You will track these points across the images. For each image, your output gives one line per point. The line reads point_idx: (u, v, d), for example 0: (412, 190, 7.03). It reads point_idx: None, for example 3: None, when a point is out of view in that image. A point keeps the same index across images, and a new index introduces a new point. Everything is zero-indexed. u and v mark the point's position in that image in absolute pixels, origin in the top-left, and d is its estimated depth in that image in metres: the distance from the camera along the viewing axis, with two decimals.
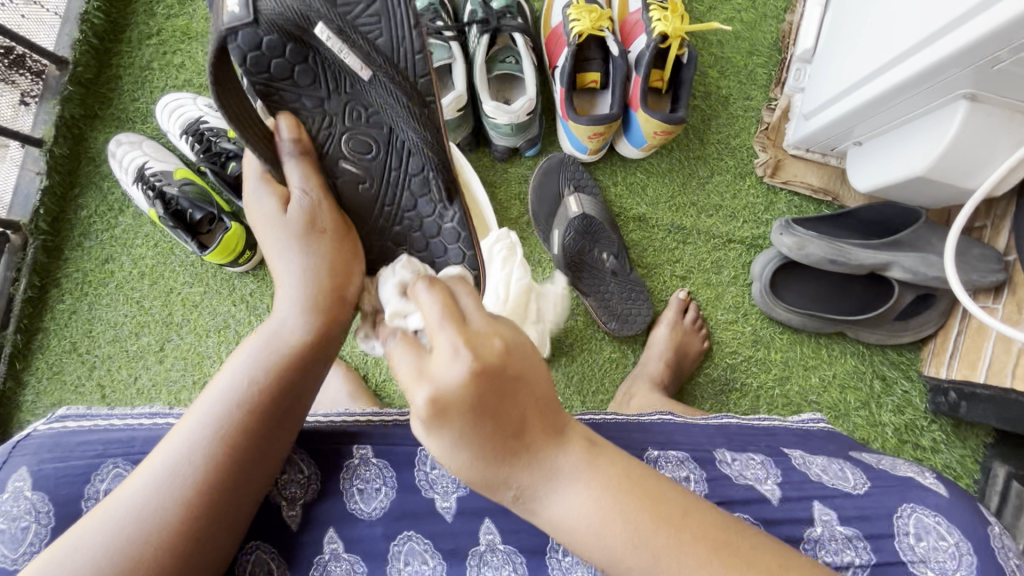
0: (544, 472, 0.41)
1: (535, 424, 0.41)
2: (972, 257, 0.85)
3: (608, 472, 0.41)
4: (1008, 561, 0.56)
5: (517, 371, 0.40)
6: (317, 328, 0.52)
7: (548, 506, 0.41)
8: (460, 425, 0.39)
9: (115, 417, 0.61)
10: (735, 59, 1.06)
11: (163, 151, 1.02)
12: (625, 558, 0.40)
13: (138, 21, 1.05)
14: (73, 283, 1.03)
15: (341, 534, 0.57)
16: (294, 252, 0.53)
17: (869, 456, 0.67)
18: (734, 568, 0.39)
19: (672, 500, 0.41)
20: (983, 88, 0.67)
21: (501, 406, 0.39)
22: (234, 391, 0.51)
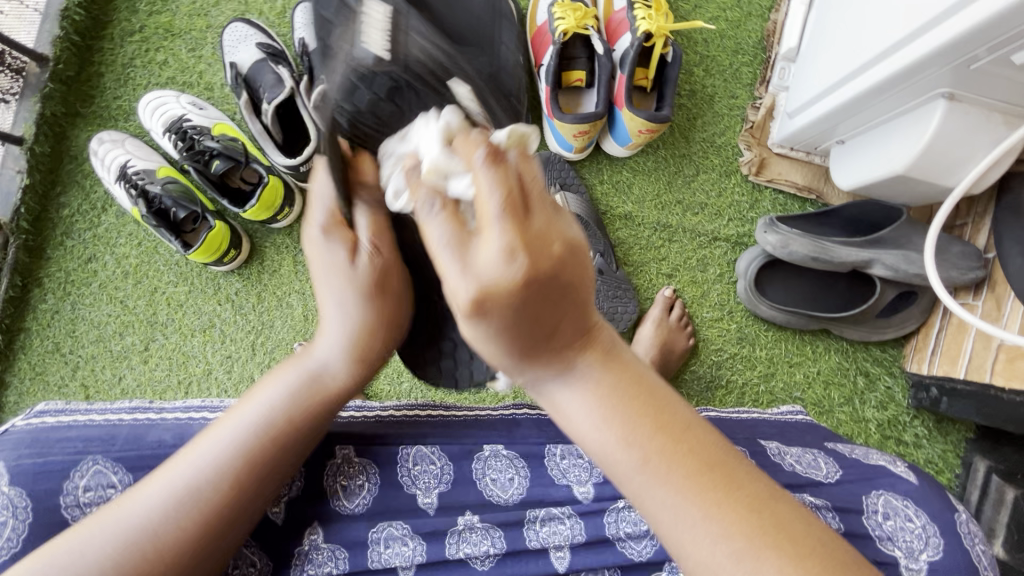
0: (564, 375, 0.41)
1: (565, 325, 0.40)
2: (953, 255, 0.86)
3: (620, 378, 0.41)
4: (974, 546, 0.58)
5: (566, 278, 0.37)
6: (353, 374, 0.54)
7: (554, 399, 0.41)
8: (496, 320, 0.37)
9: (95, 412, 0.60)
10: (720, 58, 1.06)
11: (145, 149, 1.01)
12: (620, 455, 0.40)
13: (120, 18, 1.04)
14: (55, 282, 1.02)
15: (324, 528, 0.57)
16: (350, 300, 0.50)
17: (841, 446, 0.68)
18: (723, 489, 0.39)
19: (678, 413, 0.41)
20: (960, 87, 0.68)
21: (540, 311, 0.37)
22: (263, 420, 0.52)
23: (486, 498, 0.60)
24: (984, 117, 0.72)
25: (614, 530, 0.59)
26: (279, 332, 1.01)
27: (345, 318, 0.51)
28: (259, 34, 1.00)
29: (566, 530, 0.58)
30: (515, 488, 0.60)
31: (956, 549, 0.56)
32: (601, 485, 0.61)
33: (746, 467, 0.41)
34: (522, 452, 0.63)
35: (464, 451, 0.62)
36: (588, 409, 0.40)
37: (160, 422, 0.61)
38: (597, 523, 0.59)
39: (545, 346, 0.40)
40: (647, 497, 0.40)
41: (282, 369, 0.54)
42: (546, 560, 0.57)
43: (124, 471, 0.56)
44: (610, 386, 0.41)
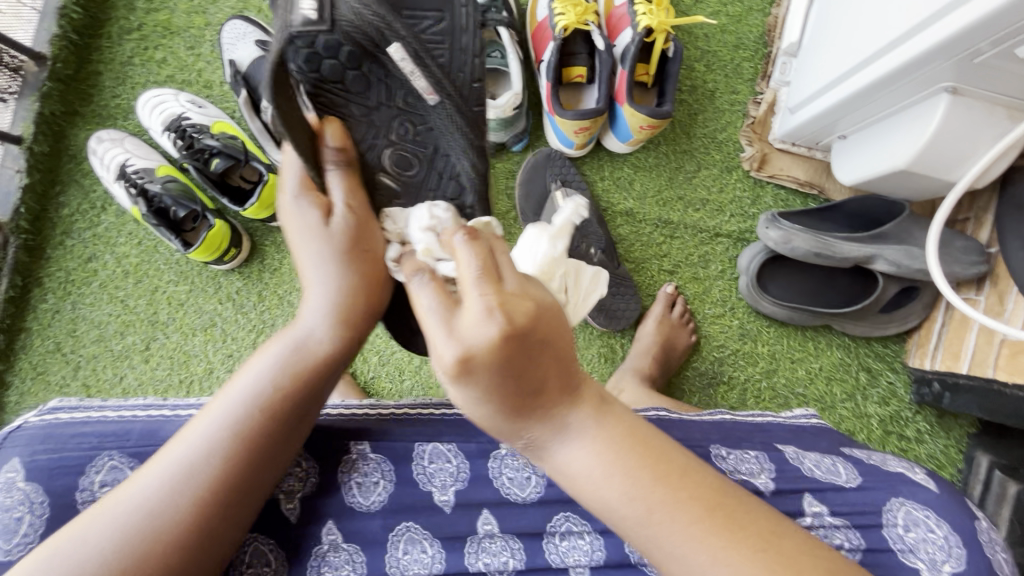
0: (562, 434, 0.41)
1: (554, 382, 0.40)
2: (956, 249, 0.86)
3: (613, 431, 0.41)
4: (997, 557, 0.57)
5: (544, 332, 0.39)
6: (340, 337, 0.54)
7: (554, 456, 0.41)
8: (485, 379, 0.38)
9: (109, 408, 0.59)
10: (721, 53, 1.06)
11: (145, 148, 1.00)
12: (621, 509, 0.40)
13: (119, 16, 1.03)
14: (56, 282, 1.02)
15: (340, 526, 0.57)
16: (329, 261, 0.54)
17: (858, 452, 0.67)
18: (728, 532, 0.39)
19: (673, 459, 0.41)
20: (964, 81, 0.68)
21: (527, 368, 0.39)
22: (251, 395, 0.51)
23: (503, 496, 0.59)
24: (988, 112, 0.71)
25: (634, 552, 0.58)
26: (281, 330, 1.01)
27: (327, 282, 0.53)
28: (258, 32, 0.99)
29: (585, 543, 0.58)
30: (532, 487, 0.60)
31: (980, 558, 0.56)
32: None
33: (748, 502, 0.41)
34: None
35: (480, 449, 0.61)
36: (590, 466, 0.40)
37: (175, 418, 0.60)
38: (617, 540, 0.58)
39: (540, 404, 0.40)
40: (654, 546, 0.40)
41: (272, 344, 0.54)
42: (566, 574, 0.57)
43: (140, 467, 0.56)
44: (607, 441, 0.41)
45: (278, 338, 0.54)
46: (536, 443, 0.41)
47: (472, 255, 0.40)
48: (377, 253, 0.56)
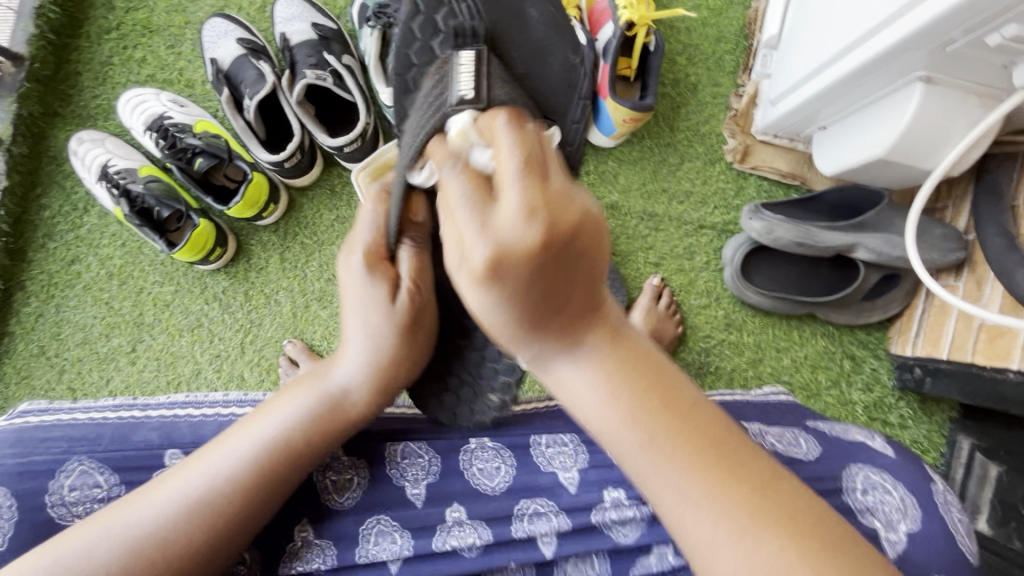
0: (574, 350, 0.40)
1: (578, 298, 0.38)
2: (934, 237, 0.88)
3: (627, 357, 0.40)
4: (951, 515, 0.59)
5: (584, 237, 0.35)
6: (371, 397, 0.55)
7: (559, 373, 0.40)
8: (510, 284, 0.35)
9: (78, 411, 0.60)
10: (703, 46, 1.07)
11: (127, 149, 1.00)
12: (624, 431, 0.39)
13: (97, 15, 1.02)
14: (38, 285, 1.01)
15: (314, 525, 0.56)
16: (381, 335, 0.53)
17: (820, 424, 0.68)
18: (727, 471, 0.39)
19: (683, 392, 0.41)
20: (936, 70, 0.69)
21: (558, 278, 0.36)
22: (277, 438, 0.52)
23: (474, 487, 0.59)
24: (961, 100, 0.72)
25: (600, 517, 0.58)
26: (268, 329, 1.01)
27: (369, 341, 0.53)
28: (240, 30, 0.99)
29: (553, 523, 0.57)
30: (501, 476, 0.60)
31: (932, 517, 0.57)
32: (584, 471, 0.61)
33: (751, 450, 0.41)
34: (508, 442, 0.63)
35: (451, 445, 0.62)
36: (597, 385, 0.40)
37: (145, 421, 0.60)
38: (582, 514, 0.58)
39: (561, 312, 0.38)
40: (647, 473, 0.39)
41: (297, 389, 0.55)
42: (534, 548, 0.56)
43: (110, 471, 0.54)
44: (621, 362, 0.40)
45: (307, 387, 0.55)
46: (545, 353, 0.40)
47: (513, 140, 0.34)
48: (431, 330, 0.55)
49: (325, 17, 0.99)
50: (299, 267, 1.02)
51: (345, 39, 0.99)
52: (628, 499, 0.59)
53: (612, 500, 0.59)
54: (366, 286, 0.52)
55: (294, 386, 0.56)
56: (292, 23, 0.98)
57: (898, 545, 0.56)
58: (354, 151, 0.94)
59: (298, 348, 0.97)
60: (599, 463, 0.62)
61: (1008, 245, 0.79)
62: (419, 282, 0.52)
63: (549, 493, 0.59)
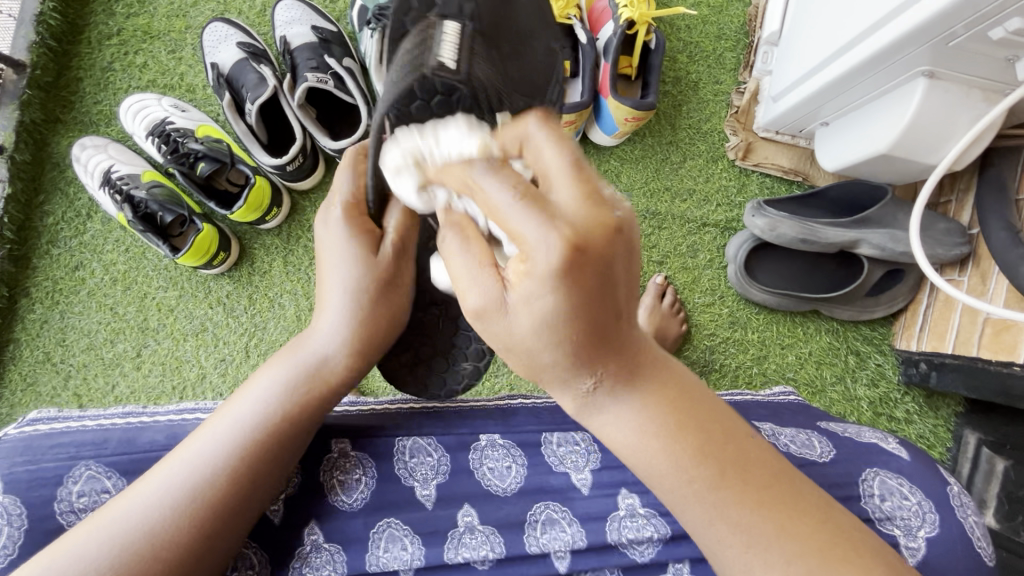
0: (625, 390, 0.43)
1: (625, 325, 0.42)
2: (937, 231, 0.87)
3: (664, 396, 0.44)
4: (967, 518, 0.59)
5: (619, 257, 0.39)
6: (353, 358, 0.56)
7: (609, 415, 0.44)
8: (567, 296, 0.38)
9: (87, 418, 0.59)
10: (703, 44, 1.07)
11: (129, 154, 1.00)
12: (680, 474, 0.43)
13: (98, 21, 1.03)
14: (43, 292, 1.01)
15: (322, 525, 0.56)
16: (360, 286, 0.54)
17: (834, 425, 0.68)
18: (783, 505, 0.43)
19: (729, 427, 0.45)
20: (940, 64, 0.69)
21: (604, 294, 0.39)
22: (253, 418, 0.53)
23: (484, 488, 0.59)
24: (964, 95, 0.72)
25: (616, 535, 0.58)
26: (272, 332, 1.01)
27: (348, 294, 0.54)
28: (240, 34, 0.99)
29: (567, 536, 0.57)
30: (512, 477, 0.60)
31: (950, 522, 0.57)
32: (597, 472, 0.61)
33: (801, 483, 0.45)
34: (518, 440, 0.62)
35: (461, 442, 0.61)
36: (645, 429, 0.43)
37: (153, 424, 0.60)
38: (597, 529, 0.58)
39: (609, 347, 0.42)
40: (708, 518, 0.43)
41: (274, 364, 0.56)
42: (547, 562, 0.56)
43: (118, 476, 0.55)
44: (666, 400, 0.44)
45: (281, 361, 0.56)
46: (601, 393, 0.43)
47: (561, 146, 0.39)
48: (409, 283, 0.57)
49: (324, 20, 0.99)
50: (302, 270, 1.02)
51: (344, 42, 0.99)
52: (642, 508, 0.59)
53: (626, 507, 0.59)
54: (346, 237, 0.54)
55: (273, 359, 0.57)
56: (292, 26, 0.98)
57: (918, 552, 0.56)
58: None
59: None
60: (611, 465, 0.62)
61: (1013, 239, 0.78)
62: (405, 232, 0.55)
63: (563, 496, 0.59)
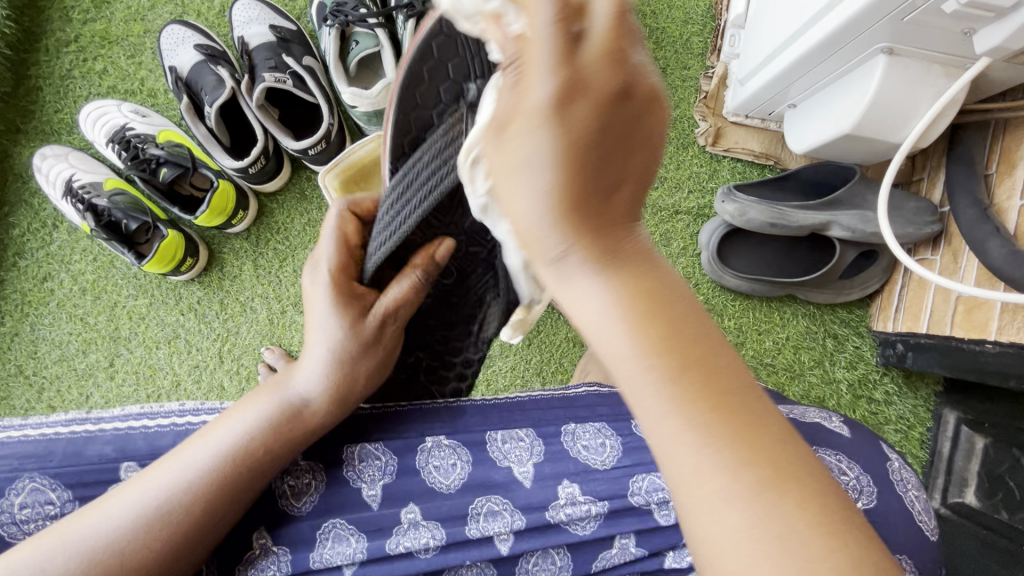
0: (602, 259, 0.36)
1: (621, 194, 0.35)
2: (907, 211, 0.87)
3: (641, 282, 0.37)
4: (905, 493, 0.58)
5: (637, 122, 0.32)
6: (331, 402, 0.55)
7: (573, 288, 0.36)
8: (562, 134, 0.31)
9: (29, 426, 0.57)
10: (670, 29, 1.05)
11: (91, 162, 0.99)
12: (639, 360, 0.36)
13: (54, 28, 1.01)
14: (12, 304, 1.00)
15: (271, 531, 0.56)
16: (338, 338, 0.55)
17: (779, 405, 0.64)
18: (739, 428, 0.35)
19: (704, 333, 0.37)
20: (898, 40, 0.68)
21: (607, 154, 0.33)
22: (232, 444, 0.52)
23: (429, 485, 0.58)
24: (924, 71, 0.71)
25: (556, 515, 0.58)
26: (245, 337, 1.00)
27: (327, 348, 0.55)
28: (198, 36, 0.97)
29: (508, 520, 0.57)
30: (457, 474, 0.59)
31: (888, 497, 0.57)
32: (540, 466, 0.60)
33: (774, 411, 0.37)
34: (465, 439, 0.60)
35: (407, 444, 0.60)
36: (615, 309, 0.36)
37: (100, 433, 0.57)
38: (540, 515, 0.58)
39: (596, 209, 0.35)
40: (661, 410, 0.35)
41: (258, 397, 0.55)
42: (490, 546, 0.57)
43: (62, 488, 0.54)
44: (636, 286, 0.36)
45: (265, 394, 0.55)
46: (574, 258, 0.35)
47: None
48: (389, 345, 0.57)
49: (283, 18, 0.98)
50: (273, 273, 1.01)
51: (305, 41, 0.98)
52: (582, 495, 0.59)
53: (567, 496, 0.59)
54: (327, 301, 0.55)
55: (257, 391, 0.56)
56: (250, 26, 0.96)
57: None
58: (320, 153, 0.93)
59: (275, 355, 0.97)
60: (556, 457, 0.61)
61: (981, 215, 0.78)
62: (393, 306, 0.54)
63: (504, 489, 0.59)
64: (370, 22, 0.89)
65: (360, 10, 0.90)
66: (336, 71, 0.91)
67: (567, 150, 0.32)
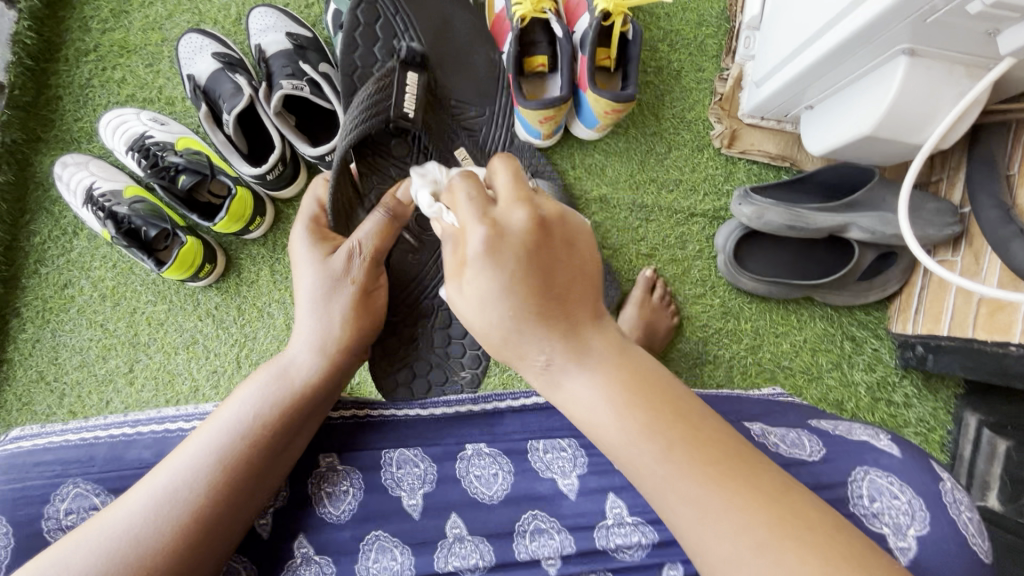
0: (583, 358, 0.45)
1: (578, 303, 0.46)
2: (927, 212, 0.86)
3: (620, 370, 0.45)
4: (960, 515, 0.57)
5: (564, 237, 0.46)
6: (324, 365, 0.58)
7: (568, 386, 0.46)
8: (510, 265, 0.44)
9: (67, 431, 0.58)
10: (684, 31, 1.05)
11: (111, 170, 1.00)
12: (635, 439, 0.42)
13: (74, 37, 1.02)
14: (34, 311, 1.01)
15: (310, 539, 0.56)
16: (319, 285, 0.59)
17: (823, 421, 0.66)
18: (739, 492, 0.40)
19: (689, 407, 0.44)
20: (921, 42, 0.67)
21: (552, 273, 0.45)
22: (237, 422, 0.53)
23: (471, 496, 0.59)
24: (947, 72, 0.71)
25: (605, 541, 0.58)
26: (263, 342, 1.01)
27: (312, 305, 0.59)
28: (215, 44, 0.98)
29: (556, 542, 0.57)
30: (499, 484, 0.60)
31: (942, 520, 0.56)
32: (584, 478, 0.61)
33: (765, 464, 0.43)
34: (505, 448, 0.62)
35: (446, 452, 0.61)
36: (602, 397, 0.44)
37: (138, 438, 0.58)
38: (587, 536, 0.58)
39: (564, 316, 0.45)
40: (662, 483, 0.42)
41: (257, 373, 0.57)
42: (538, 570, 0.57)
43: (105, 492, 0.55)
44: (619, 375, 0.45)
45: (262, 370, 0.58)
46: (557, 364, 0.46)
47: (506, 166, 0.47)
48: (364, 286, 0.61)
49: (299, 26, 0.99)
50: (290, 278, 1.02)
51: (321, 47, 0.99)
52: (629, 516, 0.59)
53: (615, 517, 0.59)
54: (304, 243, 0.61)
55: (253, 371, 0.58)
56: (267, 34, 0.97)
57: (906, 552, 0.55)
58: None
59: None
60: (599, 469, 0.61)
61: (1004, 216, 0.77)
62: (363, 240, 0.60)
63: (551, 505, 0.59)
64: None
65: None
66: None
67: (518, 280, 0.44)
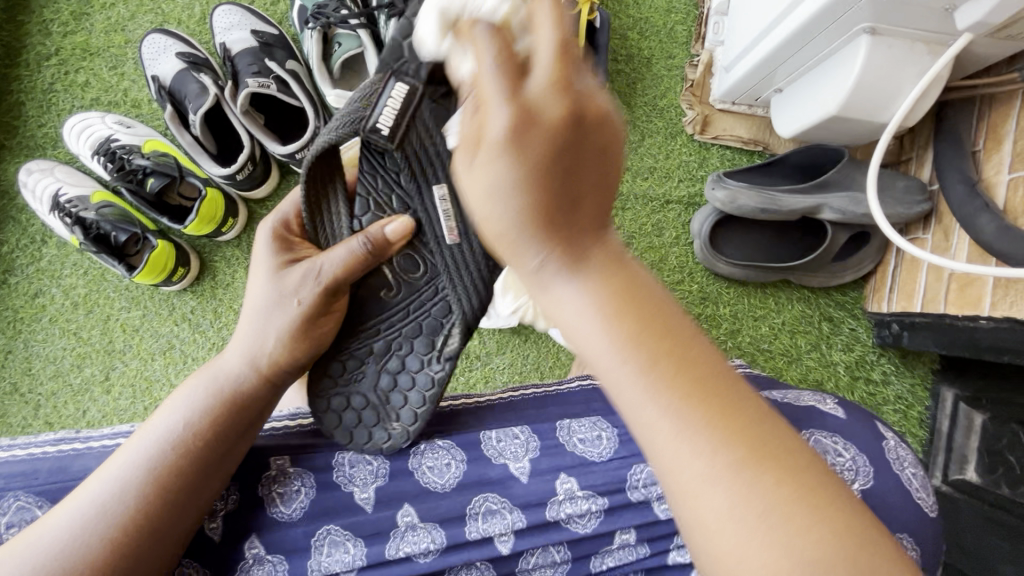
0: (574, 269, 0.40)
1: (588, 206, 0.40)
2: (897, 190, 0.87)
3: (609, 287, 0.40)
4: (902, 470, 0.59)
5: (598, 140, 0.39)
6: (256, 378, 0.57)
7: (554, 289, 0.41)
8: (531, 155, 0.37)
9: (17, 446, 0.56)
10: (654, 19, 1.05)
11: (77, 176, 0.98)
12: (625, 350, 0.39)
13: (35, 41, 1.00)
14: (5, 322, 0.99)
15: (262, 538, 0.55)
16: (271, 299, 0.58)
17: (772, 390, 0.65)
18: (722, 417, 0.38)
19: (695, 343, 0.40)
20: (882, 20, 0.67)
21: (571, 170, 0.38)
22: (169, 434, 0.52)
23: (424, 486, 0.59)
24: (908, 49, 0.71)
25: (557, 512, 0.58)
26: None
27: (263, 316, 0.58)
28: (180, 44, 0.97)
29: (507, 520, 0.57)
30: (451, 473, 0.59)
31: (886, 476, 0.57)
32: (536, 460, 0.61)
33: (749, 394, 0.40)
34: (459, 440, 0.62)
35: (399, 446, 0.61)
36: (592, 308, 0.40)
37: (87, 451, 0.57)
38: (537, 510, 0.58)
39: (565, 224, 0.40)
40: (644, 399, 0.38)
41: (192, 380, 0.57)
42: (490, 546, 0.57)
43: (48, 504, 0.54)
44: (610, 288, 0.40)
45: (197, 378, 0.58)
46: (549, 267, 0.40)
47: (552, 20, 0.36)
48: (314, 309, 0.57)
49: (265, 23, 0.98)
50: None
51: (288, 44, 0.98)
52: (580, 490, 0.59)
53: (565, 492, 0.59)
54: (267, 248, 0.60)
55: (189, 378, 0.58)
56: (232, 32, 0.96)
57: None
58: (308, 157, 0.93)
59: None
60: (550, 451, 0.62)
61: (970, 191, 0.78)
62: (326, 267, 0.56)
63: (500, 487, 0.59)
64: (351, 23, 0.88)
65: (341, 12, 0.89)
66: (320, 73, 0.92)
67: (537, 176, 0.38)
